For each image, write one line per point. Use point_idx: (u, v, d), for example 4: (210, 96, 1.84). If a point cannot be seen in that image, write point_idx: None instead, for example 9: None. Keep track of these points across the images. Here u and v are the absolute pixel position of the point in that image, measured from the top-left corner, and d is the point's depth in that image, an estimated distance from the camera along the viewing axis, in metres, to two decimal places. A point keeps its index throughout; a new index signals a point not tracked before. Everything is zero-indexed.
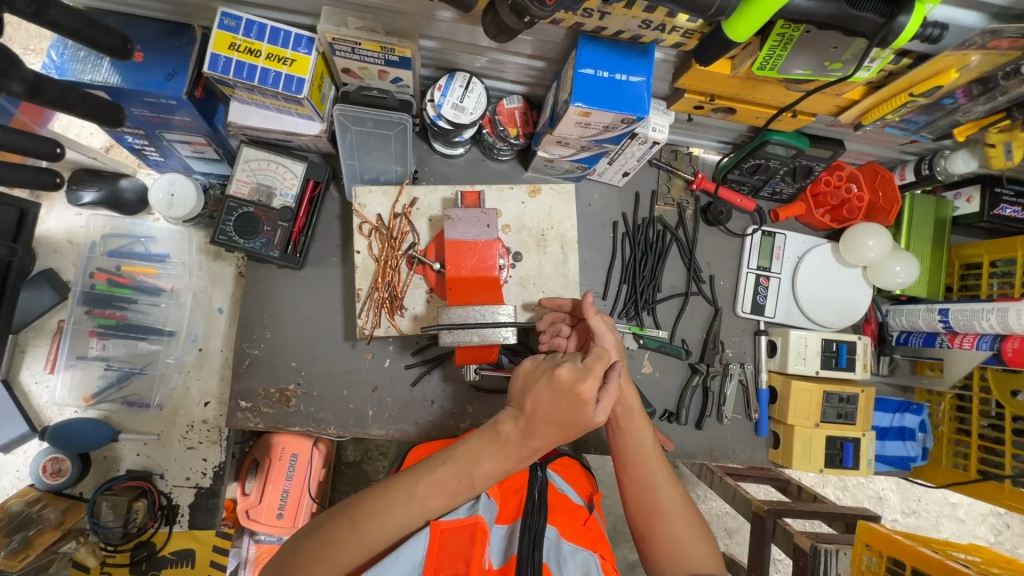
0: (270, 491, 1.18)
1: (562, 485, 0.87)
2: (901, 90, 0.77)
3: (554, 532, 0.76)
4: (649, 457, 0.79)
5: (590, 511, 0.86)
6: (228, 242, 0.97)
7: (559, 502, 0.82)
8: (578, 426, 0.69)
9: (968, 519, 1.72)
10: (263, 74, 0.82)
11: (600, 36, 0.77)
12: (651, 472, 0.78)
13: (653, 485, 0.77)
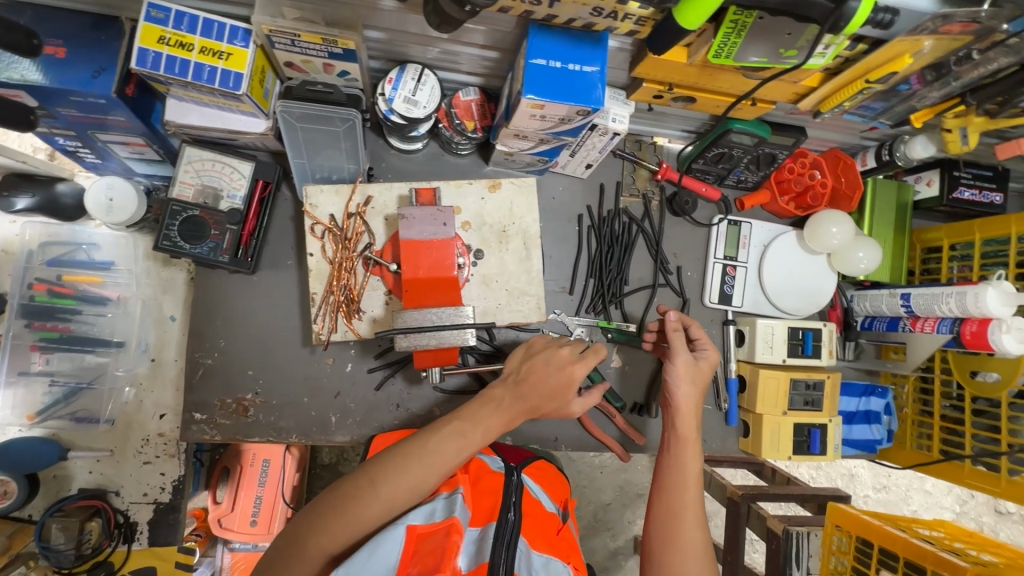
0: (242, 498, 1.14)
1: (537, 492, 0.89)
2: (857, 77, 0.76)
3: (525, 543, 0.76)
4: (690, 496, 0.80)
5: (563, 522, 0.87)
6: (173, 248, 0.92)
7: (534, 510, 0.83)
8: (563, 396, 0.79)
9: (935, 492, 1.76)
10: (197, 70, 0.77)
11: (551, 25, 0.74)
12: (685, 512, 0.78)
13: (682, 524, 0.77)
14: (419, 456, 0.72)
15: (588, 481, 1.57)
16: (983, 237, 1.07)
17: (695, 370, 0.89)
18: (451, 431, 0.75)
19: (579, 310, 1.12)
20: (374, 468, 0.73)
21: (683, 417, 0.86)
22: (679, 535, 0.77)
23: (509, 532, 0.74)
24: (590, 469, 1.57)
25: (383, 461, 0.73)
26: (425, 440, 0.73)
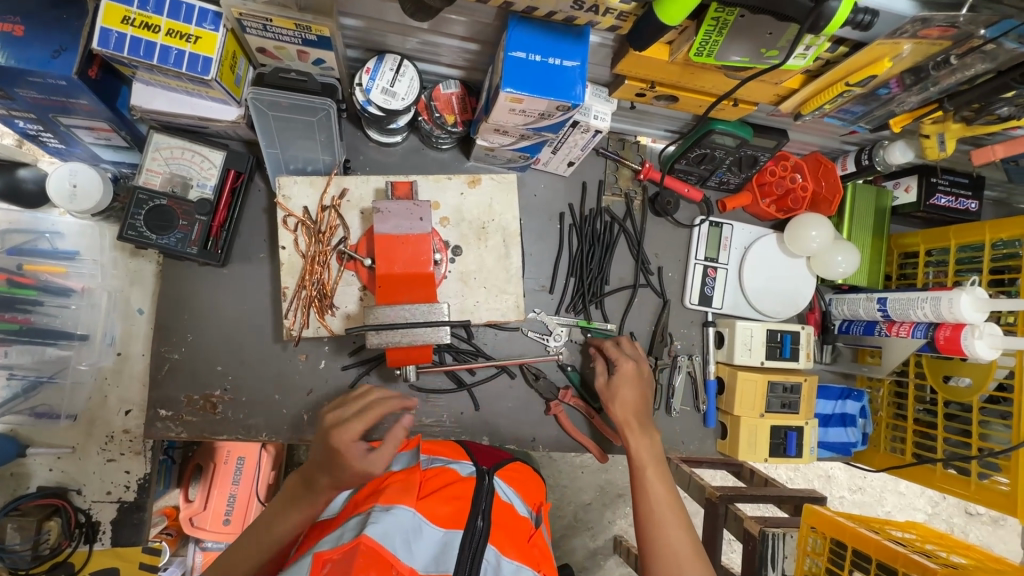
0: (216, 496, 1.22)
1: (510, 494, 0.86)
2: (838, 79, 0.75)
3: (495, 550, 0.74)
4: (664, 495, 0.85)
5: (537, 526, 0.86)
6: (139, 237, 0.90)
7: (506, 513, 0.81)
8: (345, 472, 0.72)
9: (908, 493, 1.78)
10: (164, 53, 0.74)
11: (531, 17, 0.72)
12: (663, 510, 0.83)
13: (664, 523, 0.81)
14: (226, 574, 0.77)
15: (568, 481, 1.56)
16: (959, 243, 1.08)
17: (632, 380, 0.96)
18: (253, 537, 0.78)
19: (559, 309, 1.11)
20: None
21: (629, 427, 0.93)
22: (664, 534, 0.80)
23: (477, 538, 0.73)
24: (570, 469, 1.57)
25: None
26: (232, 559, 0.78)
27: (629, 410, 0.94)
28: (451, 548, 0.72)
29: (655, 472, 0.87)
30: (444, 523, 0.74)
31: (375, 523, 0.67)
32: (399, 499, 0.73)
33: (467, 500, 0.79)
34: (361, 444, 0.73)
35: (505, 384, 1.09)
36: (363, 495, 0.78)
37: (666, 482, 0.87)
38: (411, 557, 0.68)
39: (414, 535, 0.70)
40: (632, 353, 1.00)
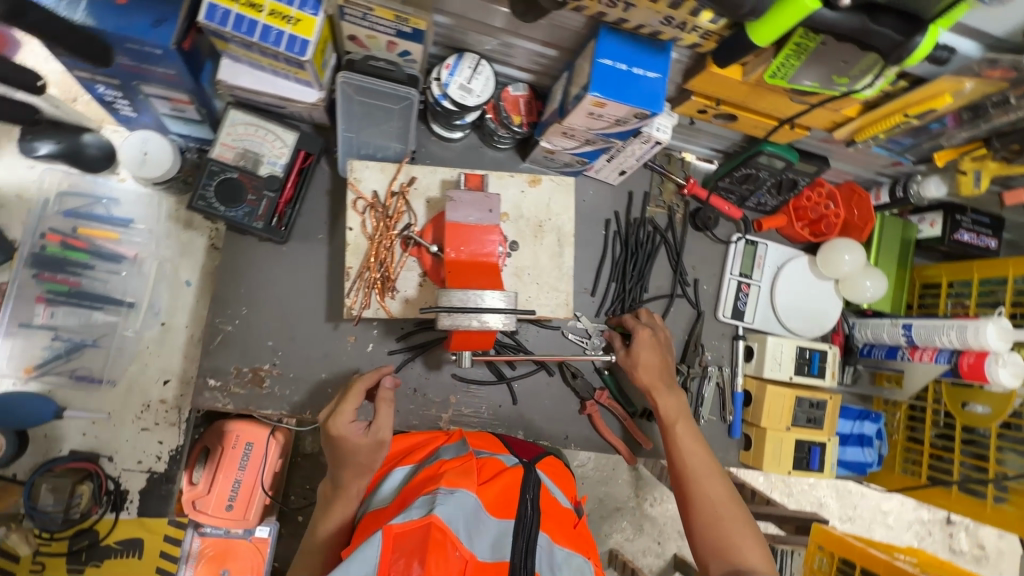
0: (221, 480, 1.09)
1: (552, 487, 0.87)
2: (896, 111, 0.81)
3: (547, 537, 0.75)
4: (695, 450, 0.90)
5: (578, 517, 0.88)
6: (208, 209, 0.92)
7: (552, 503, 0.82)
8: (356, 450, 0.83)
9: (895, 526, 1.78)
10: (265, 32, 0.77)
11: (620, 29, 0.77)
12: (697, 463, 0.88)
13: (699, 475, 0.86)
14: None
15: None
16: (981, 276, 1.14)
17: (652, 345, 1.00)
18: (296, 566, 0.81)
19: (599, 312, 1.14)
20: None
21: (656, 389, 0.97)
22: (700, 485, 0.85)
23: (528, 528, 0.72)
24: None
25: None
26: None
27: (650, 372, 0.98)
28: (507, 538, 0.71)
29: (685, 428, 0.92)
30: (497, 512, 0.74)
31: (441, 503, 0.67)
32: (461, 483, 0.73)
33: (516, 488, 0.78)
34: (357, 423, 0.85)
35: (543, 381, 1.11)
36: (418, 478, 0.76)
37: (696, 437, 0.92)
38: (472, 543, 0.67)
39: (475, 521, 0.70)
40: (649, 322, 1.05)
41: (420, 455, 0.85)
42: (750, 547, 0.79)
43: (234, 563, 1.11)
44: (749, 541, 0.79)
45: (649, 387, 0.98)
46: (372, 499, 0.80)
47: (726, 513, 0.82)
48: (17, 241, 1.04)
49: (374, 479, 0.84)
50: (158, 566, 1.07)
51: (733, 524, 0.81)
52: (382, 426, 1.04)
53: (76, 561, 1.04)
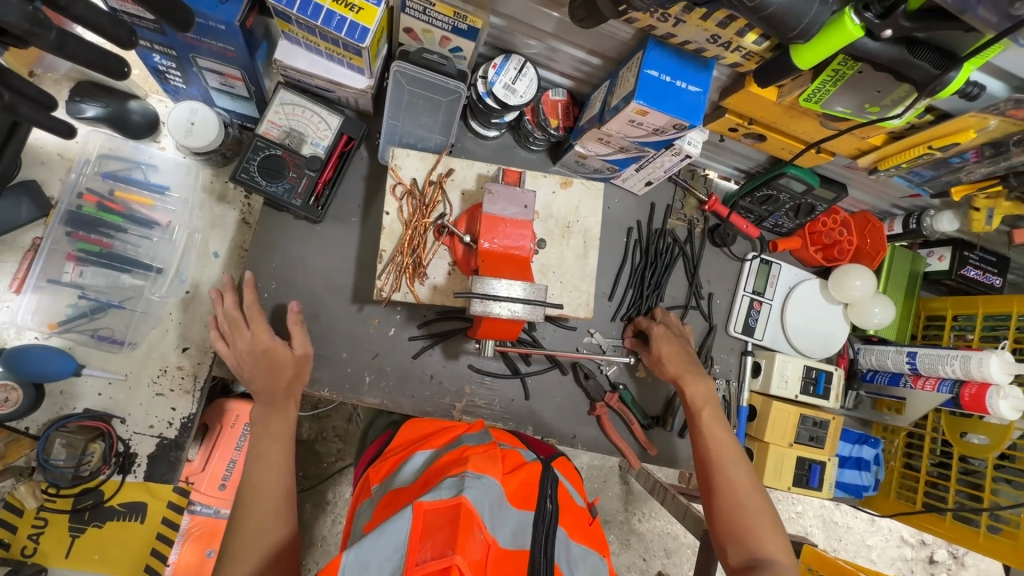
0: (215, 459, 1.12)
1: (569, 486, 0.89)
2: (921, 143, 0.84)
3: (564, 533, 0.77)
4: (721, 437, 0.93)
5: (593, 516, 0.90)
6: (249, 181, 0.94)
7: (568, 500, 0.84)
8: (280, 364, 0.91)
9: (879, 562, 1.76)
10: (328, 16, 0.80)
11: (667, 43, 0.81)
12: (722, 450, 0.92)
13: (723, 462, 0.90)
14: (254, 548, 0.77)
15: None
16: (985, 312, 1.18)
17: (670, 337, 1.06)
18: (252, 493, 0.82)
19: (615, 316, 1.17)
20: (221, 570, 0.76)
21: (682, 376, 1.00)
22: (724, 471, 0.89)
23: (548, 521, 0.74)
24: None
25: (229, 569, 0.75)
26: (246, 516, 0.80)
27: (675, 362, 1.02)
28: (528, 527, 0.73)
29: (711, 415, 0.96)
30: (518, 503, 0.76)
31: (470, 486, 0.68)
32: (487, 470, 0.73)
33: (535, 483, 0.80)
34: (279, 343, 0.92)
35: (556, 379, 1.13)
36: (441, 461, 0.77)
37: (721, 423, 0.95)
38: (495, 527, 0.69)
39: (499, 507, 0.71)
40: (665, 321, 1.12)
41: (442, 440, 0.85)
42: (769, 537, 0.83)
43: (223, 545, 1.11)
44: (768, 531, 0.83)
45: (677, 375, 1.01)
46: (390, 477, 0.79)
47: (747, 500, 0.86)
48: (54, 199, 1.06)
49: (394, 459, 0.84)
50: (159, 533, 1.07)
51: (753, 513, 0.85)
52: (396, 410, 1.05)
53: (79, 520, 1.04)
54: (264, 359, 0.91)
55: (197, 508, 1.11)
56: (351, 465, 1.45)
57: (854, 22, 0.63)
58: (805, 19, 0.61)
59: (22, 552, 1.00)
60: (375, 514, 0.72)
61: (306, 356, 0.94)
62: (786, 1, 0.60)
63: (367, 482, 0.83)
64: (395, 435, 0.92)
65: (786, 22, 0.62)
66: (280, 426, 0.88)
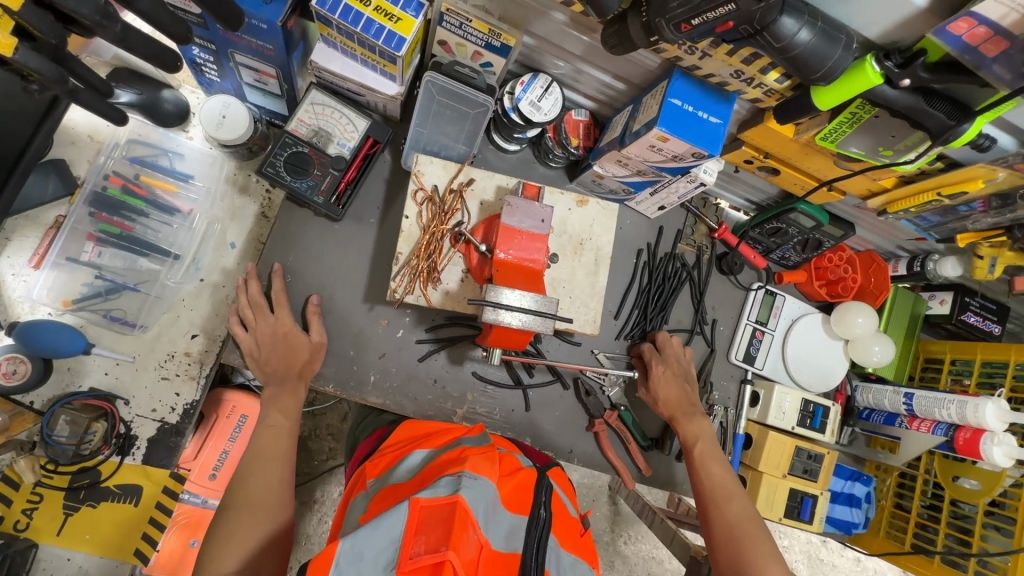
0: (208, 448, 1.13)
1: (561, 494, 0.89)
2: (931, 188, 0.87)
3: (555, 540, 0.78)
4: (718, 476, 0.99)
5: (584, 527, 0.91)
6: (274, 176, 0.97)
7: (561, 508, 0.84)
8: (295, 349, 0.96)
9: None
10: (367, 24, 0.83)
11: (691, 75, 0.84)
12: (719, 487, 0.98)
13: (719, 499, 0.96)
14: (251, 505, 0.81)
15: None
16: (983, 358, 1.20)
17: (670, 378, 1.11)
18: (255, 458, 0.87)
19: (619, 334, 1.19)
20: (217, 524, 0.79)
21: (678, 418, 1.08)
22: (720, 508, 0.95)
23: (541, 529, 0.74)
24: None
25: (223, 523, 0.78)
26: (245, 478, 0.84)
27: (670, 404, 1.09)
28: (521, 531, 0.73)
29: (707, 454, 1.02)
30: (513, 507, 0.75)
31: (467, 486, 0.69)
32: (483, 470, 0.74)
33: (529, 488, 0.80)
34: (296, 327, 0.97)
35: (557, 393, 1.14)
36: (439, 460, 0.78)
37: (717, 462, 1.02)
38: (488, 528, 0.70)
39: (494, 509, 0.72)
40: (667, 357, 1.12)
41: (441, 441, 0.85)
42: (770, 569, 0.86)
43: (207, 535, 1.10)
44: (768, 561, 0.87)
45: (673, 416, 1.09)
46: (387, 473, 0.79)
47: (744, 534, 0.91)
48: (81, 179, 1.09)
49: (391, 456, 0.84)
50: (151, 517, 1.07)
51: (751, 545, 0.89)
52: (397, 412, 1.06)
53: (73, 499, 1.04)
54: (282, 342, 0.96)
55: (185, 497, 1.10)
56: (343, 464, 1.46)
57: (875, 70, 0.65)
58: (828, 63, 0.64)
59: (15, 526, 1.01)
60: (370, 507, 0.73)
61: (322, 345, 0.99)
62: (811, 45, 0.62)
63: (361, 477, 0.83)
64: (393, 432, 0.93)
65: (810, 64, 0.64)
66: (288, 402, 0.94)
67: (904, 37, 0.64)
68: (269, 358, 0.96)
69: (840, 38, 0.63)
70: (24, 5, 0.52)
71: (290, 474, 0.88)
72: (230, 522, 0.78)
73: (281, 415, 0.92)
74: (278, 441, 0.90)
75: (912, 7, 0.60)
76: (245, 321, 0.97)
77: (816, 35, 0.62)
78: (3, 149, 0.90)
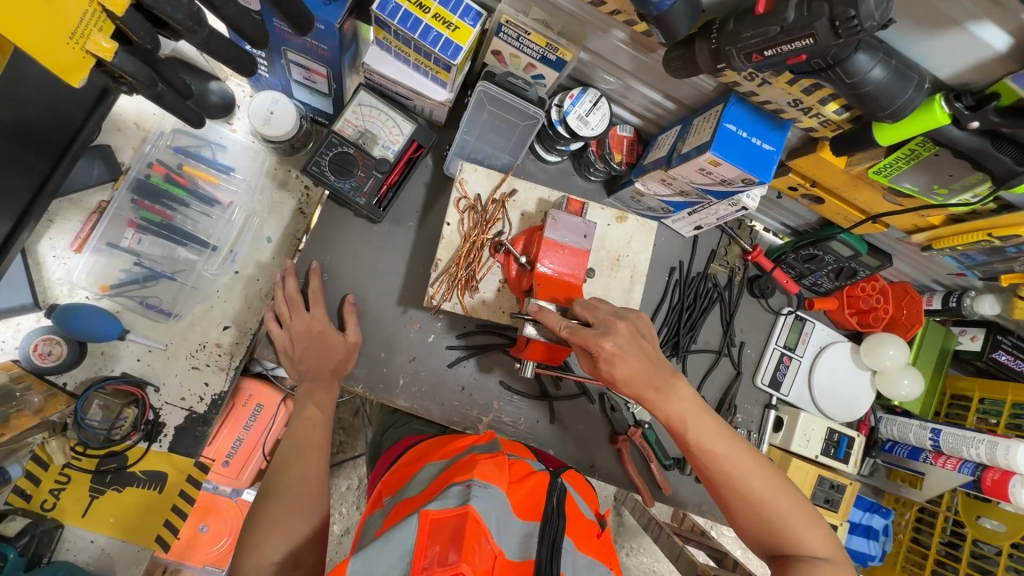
0: (223, 435, 1.16)
1: (577, 496, 0.86)
2: (981, 228, 0.87)
3: (572, 542, 0.75)
4: (776, 492, 0.76)
5: (602, 527, 0.87)
6: (319, 175, 0.97)
7: (577, 512, 0.80)
8: (329, 350, 0.96)
9: None
10: (425, 31, 0.83)
11: (747, 100, 0.83)
12: (783, 508, 0.75)
13: (794, 526, 0.75)
14: (292, 495, 0.81)
15: None
16: (1014, 400, 1.18)
17: (628, 356, 0.73)
18: (291, 449, 0.87)
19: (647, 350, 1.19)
20: (257, 513, 0.79)
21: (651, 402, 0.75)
22: (796, 537, 0.75)
23: (555, 530, 0.72)
24: None
25: (264, 509, 0.79)
26: (286, 465, 0.85)
27: (629, 387, 0.75)
28: (534, 539, 0.71)
29: (752, 462, 0.77)
30: (524, 514, 0.73)
31: (477, 496, 0.66)
32: (493, 479, 0.71)
33: (542, 493, 0.77)
34: (332, 328, 0.98)
35: (582, 406, 1.14)
36: (451, 467, 0.75)
37: (715, 435, 0.77)
38: (501, 536, 0.67)
39: (506, 516, 0.69)
40: (604, 325, 0.74)
41: (451, 450, 0.82)
42: (812, 535, 0.75)
43: (215, 522, 1.19)
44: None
45: (682, 421, 0.76)
46: (402, 489, 0.77)
47: (834, 563, 0.73)
48: (126, 165, 1.10)
49: (406, 471, 0.83)
50: (174, 505, 1.09)
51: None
52: (423, 416, 1.06)
53: (100, 482, 1.05)
54: (316, 339, 0.96)
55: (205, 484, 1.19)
56: (356, 459, 1.47)
57: (943, 110, 0.65)
58: (897, 101, 0.64)
59: (41, 505, 1.01)
60: (386, 521, 0.71)
61: (356, 345, 0.99)
62: (884, 82, 0.62)
63: (379, 495, 0.82)
64: (420, 441, 0.92)
65: (881, 100, 0.63)
66: (324, 397, 0.94)
67: (976, 79, 0.64)
68: (303, 356, 0.96)
69: (913, 77, 0.63)
70: (126, 11, 0.56)
71: (326, 467, 0.88)
72: (268, 511, 0.79)
73: (316, 409, 0.93)
74: (314, 434, 0.90)
75: (991, 51, 0.59)
76: (281, 317, 0.97)
77: (889, 73, 0.62)
78: (57, 133, 0.91)
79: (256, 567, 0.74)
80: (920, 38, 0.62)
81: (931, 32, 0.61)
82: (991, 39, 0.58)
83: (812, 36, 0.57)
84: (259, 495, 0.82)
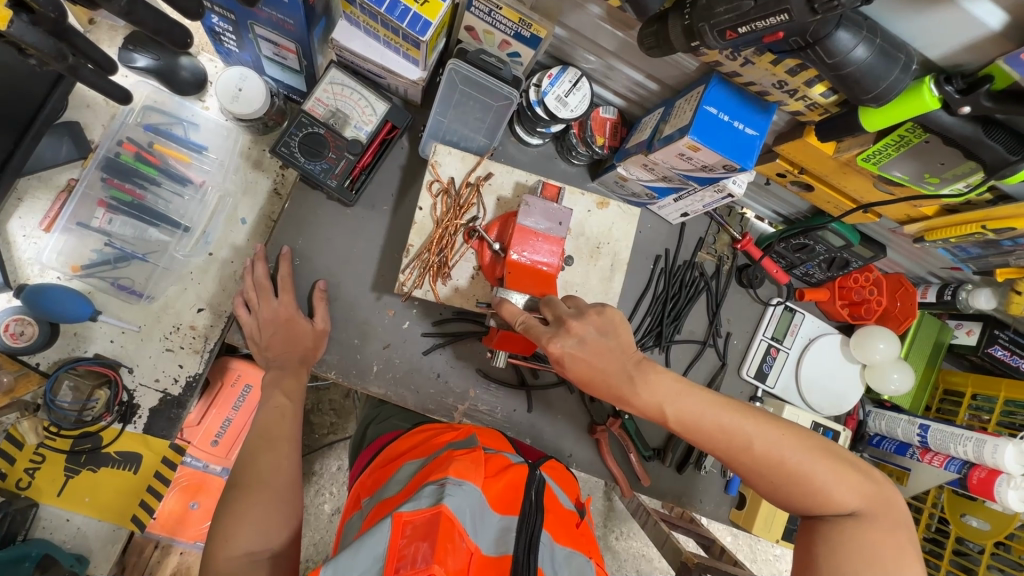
0: (211, 416, 1.16)
1: (555, 486, 0.84)
2: (975, 221, 0.83)
3: (548, 535, 0.72)
4: (791, 457, 0.69)
5: (581, 517, 0.85)
6: (288, 156, 0.94)
7: (555, 502, 0.79)
8: (300, 339, 0.95)
9: None
10: (392, 5, 0.78)
11: (730, 81, 0.79)
12: (801, 473, 0.69)
13: (819, 485, 0.69)
14: (262, 486, 0.80)
15: None
16: (1007, 397, 1.14)
17: (596, 352, 0.70)
18: (261, 439, 0.86)
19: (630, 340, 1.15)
20: (228, 503, 0.78)
21: (623, 404, 0.71)
22: (824, 495, 0.69)
23: (532, 524, 0.70)
24: None
25: (234, 499, 0.78)
26: (255, 457, 0.84)
27: (595, 389, 0.71)
28: (510, 533, 0.69)
29: (757, 429, 0.70)
30: (500, 508, 0.71)
31: (451, 494, 0.64)
32: (469, 475, 0.68)
33: (519, 486, 0.75)
34: (301, 315, 0.96)
35: (562, 396, 1.13)
36: (427, 467, 0.73)
37: (710, 412, 0.70)
38: (476, 533, 0.65)
39: (480, 513, 0.67)
40: (562, 325, 0.72)
41: (428, 448, 0.80)
42: (843, 485, 0.69)
43: (206, 498, 1.16)
44: (906, 534, 0.68)
45: (660, 409, 0.70)
46: (381, 489, 0.75)
47: (864, 518, 0.68)
48: (95, 143, 1.07)
49: (384, 471, 0.81)
50: (149, 486, 1.09)
51: (886, 547, 0.66)
52: (398, 403, 1.04)
53: (75, 462, 1.05)
54: (283, 327, 0.95)
55: (187, 460, 1.15)
56: (343, 441, 1.46)
57: (933, 94, 0.60)
58: (882, 84, 0.59)
59: (17, 484, 1.02)
60: (364, 523, 0.69)
61: (325, 332, 0.97)
62: (867, 63, 0.58)
63: (358, 497, 0.80)
64: (404, 433, 0.91)
65: (866, 82, 0.59)
66: (291, 384, 0.93)
67: (969, 61, 0.59)
68: (271, 343, 0.95)
69: (899, 57, 0.58)
70: None
71: (298, 457, 0.87)
72: (241, 500, 0.78)
73: (284, 397, 0.92)
74: (283, 423, 0.89)
75: (984, 31, 0.54)
76: (249, 303, 0.96)
77: (874, 52, 0.57)
78: (19, 109, 0.91)
79: (229, 559, 0.72)
80: (908, 14, 0.58)
81: (919, 9, 0.56)
82: (986, 17, 0.53)
83: (786, 11, 0.53)
84: (227, 487, 0.81)
